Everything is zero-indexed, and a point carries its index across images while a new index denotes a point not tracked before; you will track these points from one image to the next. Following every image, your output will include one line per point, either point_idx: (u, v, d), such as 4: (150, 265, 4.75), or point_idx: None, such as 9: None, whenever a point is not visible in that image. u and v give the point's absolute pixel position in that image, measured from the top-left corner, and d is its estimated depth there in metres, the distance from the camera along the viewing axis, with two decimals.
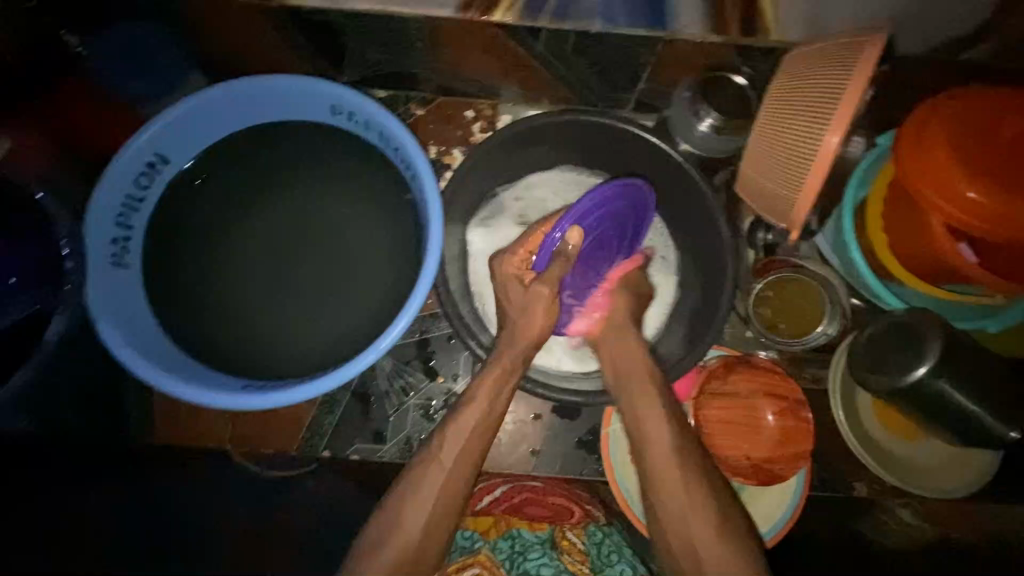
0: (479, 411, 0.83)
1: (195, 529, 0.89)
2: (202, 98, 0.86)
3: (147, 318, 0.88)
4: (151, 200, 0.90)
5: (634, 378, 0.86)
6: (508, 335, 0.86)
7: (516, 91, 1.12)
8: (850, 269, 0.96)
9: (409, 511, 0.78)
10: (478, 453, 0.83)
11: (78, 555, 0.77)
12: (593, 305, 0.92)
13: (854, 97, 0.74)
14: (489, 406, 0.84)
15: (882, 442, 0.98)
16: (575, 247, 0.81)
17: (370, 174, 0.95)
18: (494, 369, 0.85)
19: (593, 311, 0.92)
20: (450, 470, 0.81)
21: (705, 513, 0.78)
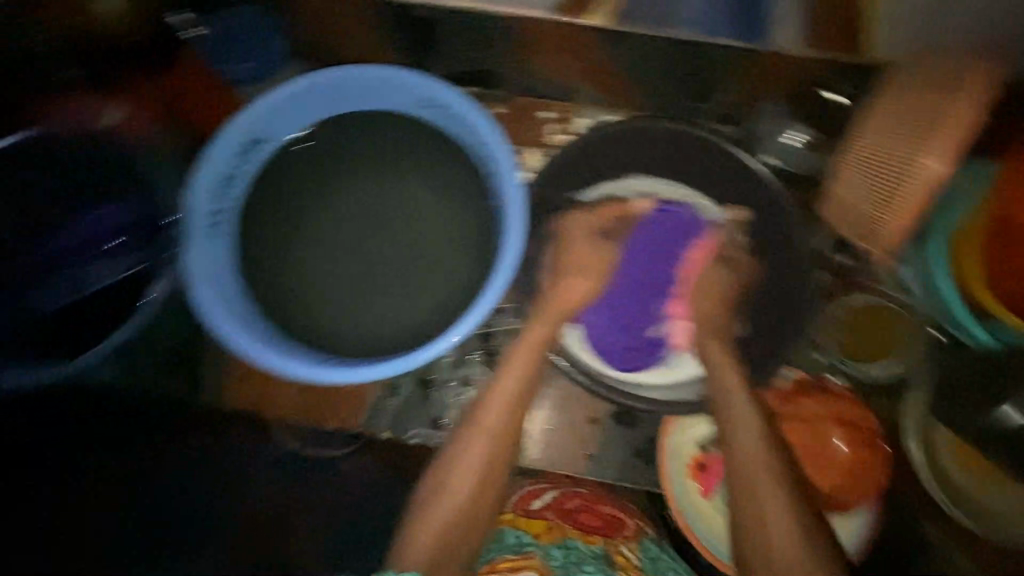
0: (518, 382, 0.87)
1: (195, 529, 0.97)
2: (303, 82, 0.89)
3: (236, 289, 0.91)
4: (247, 175, 0.94)
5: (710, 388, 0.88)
6: (556, 312, 0.91)
7: (594, 95, 1.03)
8: (934, 298, 0.91)
9: (461, 480, 0.83)
10: (517, 423, 0.87)
11: (78, 559, 0.88)
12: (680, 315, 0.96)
13: (955, 123, 0.74)
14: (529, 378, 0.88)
15: (964, 486, 0.92)
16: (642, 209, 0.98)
17: (453, 166, 0.97)
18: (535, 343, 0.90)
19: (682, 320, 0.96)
20: (498, 442, 0.85)
21: (779, 533, 0.76)
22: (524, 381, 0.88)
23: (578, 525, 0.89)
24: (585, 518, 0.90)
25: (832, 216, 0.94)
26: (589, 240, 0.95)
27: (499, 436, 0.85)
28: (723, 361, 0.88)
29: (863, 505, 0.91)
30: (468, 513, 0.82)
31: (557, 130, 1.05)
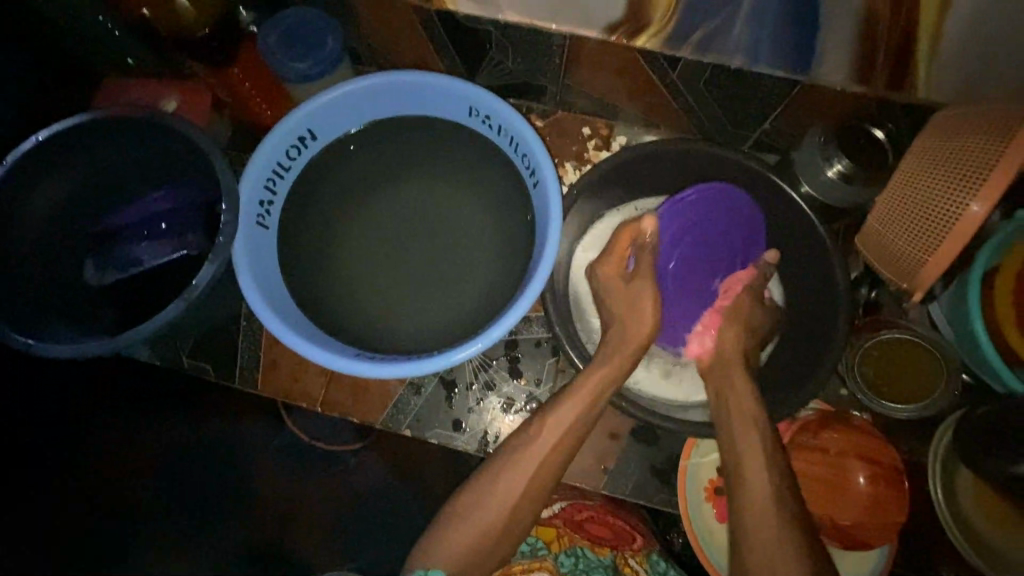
0: (573, 416, 0.86)
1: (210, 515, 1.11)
2: (359, 83, 0.93)
3: (277, 277, 0.94)
4: (295, 169, 0.97)
5: (731, 414, 0.87)
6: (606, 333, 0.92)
7: (636, 114, 1.14)
8: (966, 341, 0.92)
9: (490, 491, 0.83)
10: (565, 454, 0.86)
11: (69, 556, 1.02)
12: (707, 324, 0.97)
13: (1009, 168, 0.72)
14: (586, 413, 0.86)
15: (984, 531, 0.91)
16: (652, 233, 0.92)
17: (495, 174, 1.00)
18: (591, 380, 0.88)
19: (706, 329, 0.96)
20: (540, 466, 0.84)
21: None
22: (580, 414, 0.86)
23: (587, 535, 0.91)
24: (594, 529, 0.92)
25: (867, 252, 0.95)
26: (621, 283, 0.94)
27: (545, 462, 0.84)
28: (750, 384, 0.88)
29: (882, 543, 0.89)
30: (494, 525, 0.82)
31: (595, 146, 1.18)
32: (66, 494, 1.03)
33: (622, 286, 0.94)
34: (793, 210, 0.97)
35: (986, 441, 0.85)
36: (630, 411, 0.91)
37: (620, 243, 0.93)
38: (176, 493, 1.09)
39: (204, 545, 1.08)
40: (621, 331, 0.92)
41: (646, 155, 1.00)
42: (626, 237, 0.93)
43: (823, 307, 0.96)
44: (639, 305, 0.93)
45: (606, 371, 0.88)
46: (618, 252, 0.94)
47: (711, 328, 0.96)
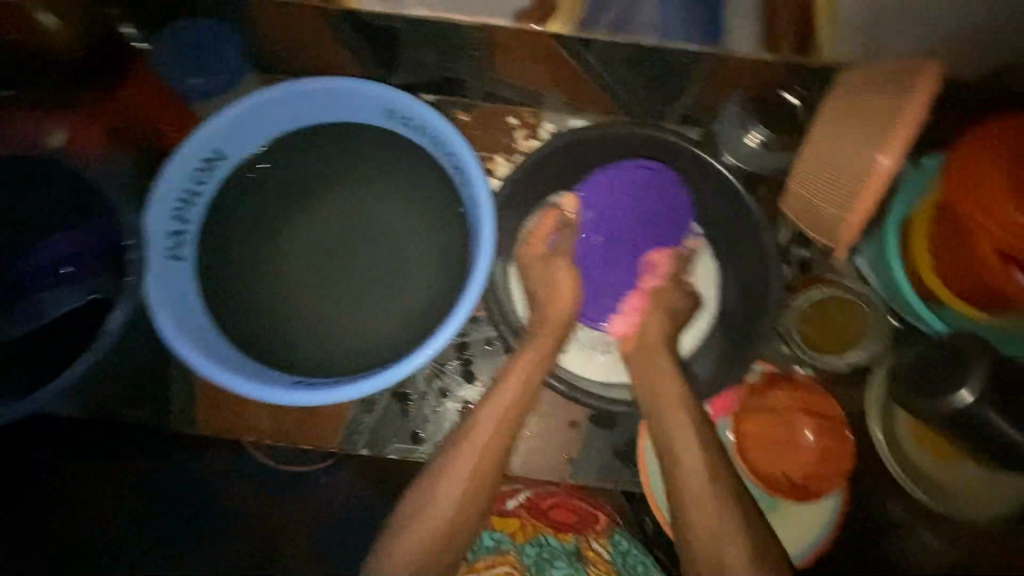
0: (508, 401, 0.87)
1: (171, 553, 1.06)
2: (262, 96, 0.87)
3: (198, 312, 0.88)
4: (207, 193, 0.92)
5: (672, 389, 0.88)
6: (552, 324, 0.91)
7: (562, 100, 1.11)
8: (890, 288, 0.98)
9: (442, 494, 0.82)
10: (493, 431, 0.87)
11: None
12: (631, 309, 0.99)
13: (911, 121, 0.76)
14: (520, 398, 0.88)
15: (917, 460, 0.98)
16: (571, 213, 1.01)
17: (422, 177, 0.96)
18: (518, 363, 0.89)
19: (631, 313, 0.99)
20: (485, 457, 0.84)
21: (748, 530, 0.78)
22: (513, 400, 0.87)
23: (551, 522, 0.91)
24: (558, 515, 0.93)
25: (792, 213, 0.98)
26: (543, 263, 0.97)
27: (485, 452, 0.85)
28: None
29: (832, 491, 0.93)
30: (449, 533, 0.81)
31: (524, 137, 1.14)
32: (67, 492, 1.01)
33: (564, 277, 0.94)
34: (720, 184, 0.99)
35: (916, 382, 0.91)
36: (587, 403, 0.95)
37: (546, 220, 0.99)
38: (168, 503, 1.03)
39: (197, 552, 1.02)
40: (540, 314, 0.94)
41: (576, 141, 0.99)
42: (550, 216, 0.99)
43: (757, 273, 0.99)
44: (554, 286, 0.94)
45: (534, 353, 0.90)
46: (543, 228, 0.99)
47: (636, 310, 0.98)
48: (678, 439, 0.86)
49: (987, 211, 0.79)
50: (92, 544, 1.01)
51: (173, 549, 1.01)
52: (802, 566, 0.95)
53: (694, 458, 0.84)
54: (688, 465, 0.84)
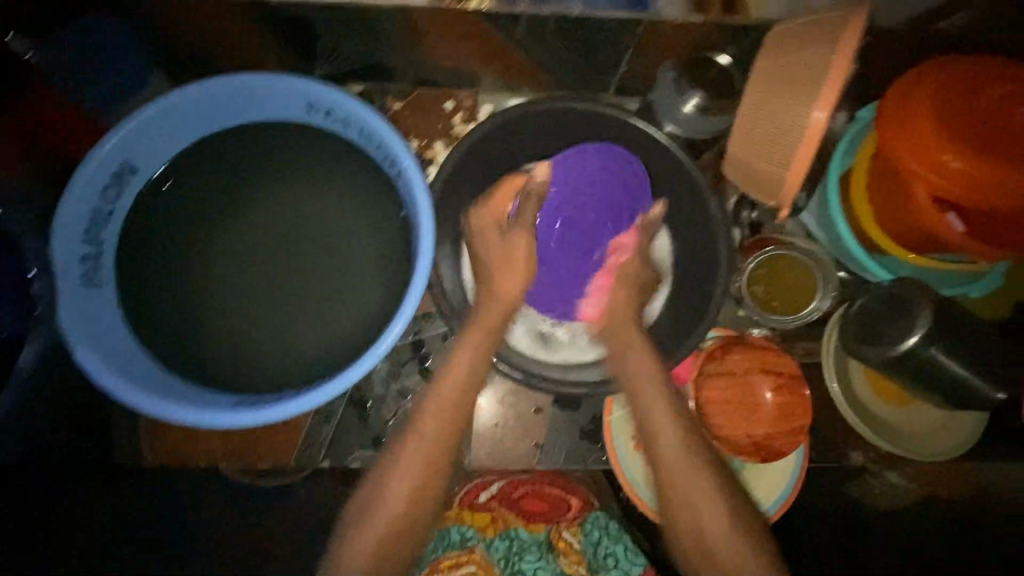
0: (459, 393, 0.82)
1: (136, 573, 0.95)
2: (167, 100, 0.81)
3: (127, 339, 0.84)
4: (120, 212, 0.85)
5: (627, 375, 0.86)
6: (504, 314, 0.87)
7: (494, 80, 1.07)
8: (837, 241, 0.99)
9: (391, 493, 0.78)
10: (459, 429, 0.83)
11: None
12: (598, 290, 0.95)
13: (840, 70, 0.73)
14: (471, 389, 0.84)
15: (874, 409, 1.00)
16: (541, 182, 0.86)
17: (354, 171, 0.91)
18: (466, 355, 0.84)
19: (598, 294, 0.94)
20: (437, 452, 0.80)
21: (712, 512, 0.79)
22: (463, 392, 0.83)
23: (522, 512, 0.91)
24: (529, 504, 0.93)
25: (735, 175, 0.97)
26: (499, 233, 0.88)
27: (436, 449, 0.80)
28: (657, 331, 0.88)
29: (794, 448, 0.94)
30: (403, 531, 0.78)
31: (461, 120, 1.10)
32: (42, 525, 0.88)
33: None
34: (662, 152, 0.97)
35: (866, 331, 0.92)
36: (541, 387, 0.91)
37: (507, 189, 0.87)
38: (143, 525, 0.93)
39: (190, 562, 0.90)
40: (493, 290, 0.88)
41: (515, 120, 0.96)
42: (513, 184, 0.87)
43: (705, 239, 0.98)
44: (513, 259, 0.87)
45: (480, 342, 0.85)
46: (502, 197, 0.88)
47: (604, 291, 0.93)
48: (651, 420, 0.84)
49: (921, 155, 0.79)
50: (93, 543, 0.88)
51: (173, 551, 0.90)
52: (775, 519, 0.97)
53: (671, 441, 0.82)
54: (663, 447, 0.83)
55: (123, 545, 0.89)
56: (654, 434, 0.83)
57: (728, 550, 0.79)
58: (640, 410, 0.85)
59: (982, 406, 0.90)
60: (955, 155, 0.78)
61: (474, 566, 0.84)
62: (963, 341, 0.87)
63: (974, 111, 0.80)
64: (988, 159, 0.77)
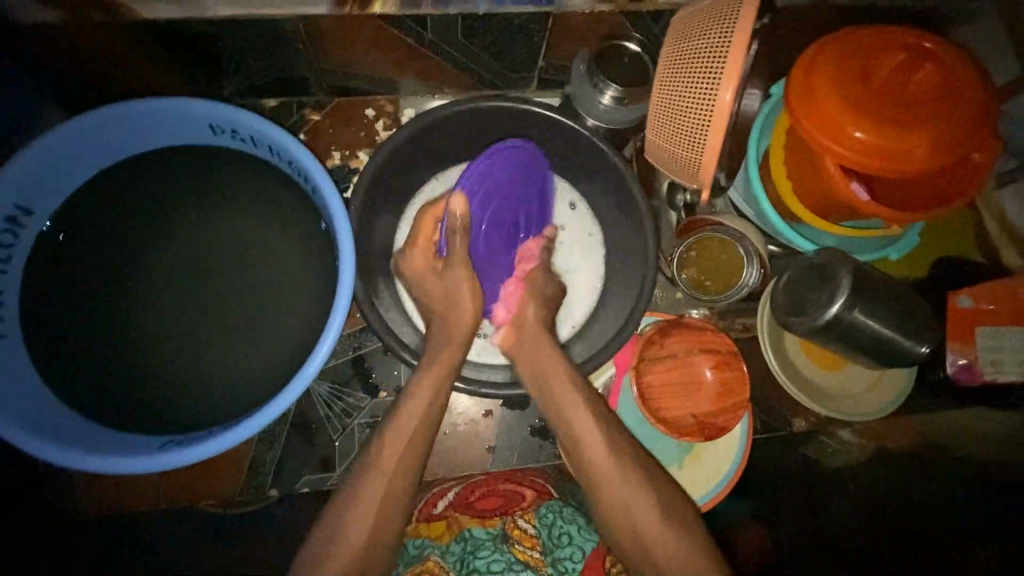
0: (420, 421, 0.82)
1: None
2: (53, 137, 0.76)
3: (43, 392, 0.80)
4: (19, 255, 0.81)
5: (552, 380, 0.86)
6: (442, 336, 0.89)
7: (414, 82, 1.06)
8: (762, 217, 1.02)
9: (352, 518, 0.75)
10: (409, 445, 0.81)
11: None
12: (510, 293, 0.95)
13: (740, 52, 0.76)
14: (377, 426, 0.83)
15: (811, 375, 1.04)
16: (461, 215, 0.89)
17: (269, 192, 0.89)
18: (425, 386, 0.84)
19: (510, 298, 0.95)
20: (398, 473, 0.78)
21: (640, 507, 0.78)
22: (422, 421, 0.82)
23: (478, 512, 0.87)
24: (485, 505, 0.89)
25: (655, 160, 0.97)
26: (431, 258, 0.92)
27: (401, 466, 0.79)
28: None
29: (737, 422, 0.96)
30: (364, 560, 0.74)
31: (384, 126, 1.09)
32: None
33: (434, 283, 0.91)
34: (583, 145, 0.97)
35: (794, 302, 0.95)
36: (485, 395, 0.90)
37: (424, 231, 0.92)
38: None
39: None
40: (441, 328, 0.90)
41: (434, 124, 0.94)
42: (427, 224, 0.92)
43: (631, 227, 0.99)
44: (460, 300, 0.90)
45: (437, 376, 0.85)
46: (424, 239, 0.93)
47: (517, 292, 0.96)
48: (571, 419, 0.84)
49: (827, 130, 0.82)
50: (94, 543, 0.95)
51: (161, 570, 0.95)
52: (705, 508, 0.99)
53: (597, 437, 0.82)
54: (587, 445, 0.82)
55: (117, 548, 0.97)
56: (578, 435, 0.83)
57: (659, 538, 0.76)
58: (560, 413, 0.85)
59: (908, 361, 0.94)
60: (858, 127, 0.80)
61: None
62: (883, 302, 0.91)
63: (872, 82, 0.82)
64: (887, 128, 0.80)
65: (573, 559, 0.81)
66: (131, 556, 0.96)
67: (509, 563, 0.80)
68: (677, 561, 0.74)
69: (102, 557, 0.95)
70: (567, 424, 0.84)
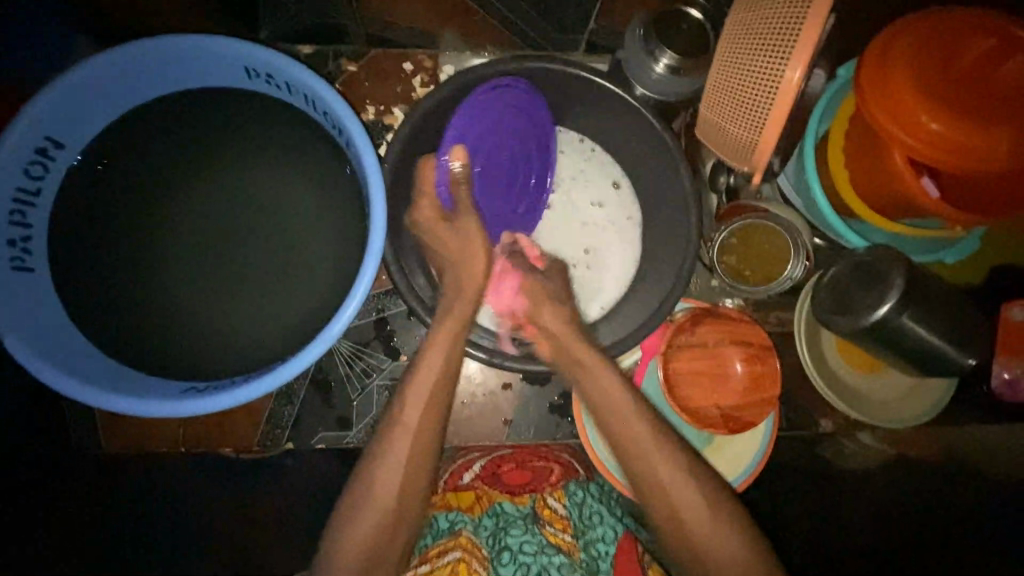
0: (431, 393, 0.81)
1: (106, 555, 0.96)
2: (85, 67, 0.74)
3: (71, 329, 0.80)
4: (48, 190, 0.80)
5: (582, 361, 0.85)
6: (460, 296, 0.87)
7: (455, 37, 1.01)
8: (811, 207, 0.96)
9: (379, 487, 0.76)
10: (444, 407, 0.81)
11: None
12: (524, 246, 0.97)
13: (816, 27, 0.69)
14: (448, 378, 0.82)
15: (843, 375, 1.01)
16: (462, 167, 0.88)
17: (304, 146, 0.87)
18: (439, 352, 0.82)
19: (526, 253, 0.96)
20: (418, 452, 0.78)
21: (681, 495, 0.77)
22: (436, 390, 0.81)
23: (505, 487, 0.85)
24: (513, 480, 0.87)
25: (706, 139, 0.91)
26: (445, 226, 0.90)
27: (417, 446, 0.78)
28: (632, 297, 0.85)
29: (764, 418, 0.94)
30: (383, 530, 0.74)
31: (421, 83, 1.02)
32: None
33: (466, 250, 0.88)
34: (632, 116, 0.92)
35: (838, 301, 0.90)
36: (505, 365, 0.87)
37: (426, 177, 0.89)
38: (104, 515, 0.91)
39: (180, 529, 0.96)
40: (453, 275, 0.89)
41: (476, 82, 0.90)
42: (428, 168, 0.89)
43: (672, 207, 0.94)
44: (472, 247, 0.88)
45: (442, 358, 0.82)
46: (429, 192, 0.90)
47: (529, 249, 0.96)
48: (624, 436, 0.81)
49: (900, 117, 0.75)
50: None
51: None
52: (740, 489, 0.97)
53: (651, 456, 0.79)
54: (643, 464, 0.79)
55: (121, 545, 0.94)
56: (619, 423, 0.81)
57: (710, 539, 0.75)
58: (612, 428, 0.82)
59: (952, 372, 0.90)
60: (935, 117, 0.74)
61: (459, 551, 0.76)
62: (935, 309, 0.86)
63: (954, 66, 0.75)
64: (967, 120, 0.73)
65: (606, 540, 0.79)
66: (133, 555, 0.94)
67: (541, 545, 0.76)
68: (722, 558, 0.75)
69: (102, 557, 0.92)
70: (596, 401, 0.83)
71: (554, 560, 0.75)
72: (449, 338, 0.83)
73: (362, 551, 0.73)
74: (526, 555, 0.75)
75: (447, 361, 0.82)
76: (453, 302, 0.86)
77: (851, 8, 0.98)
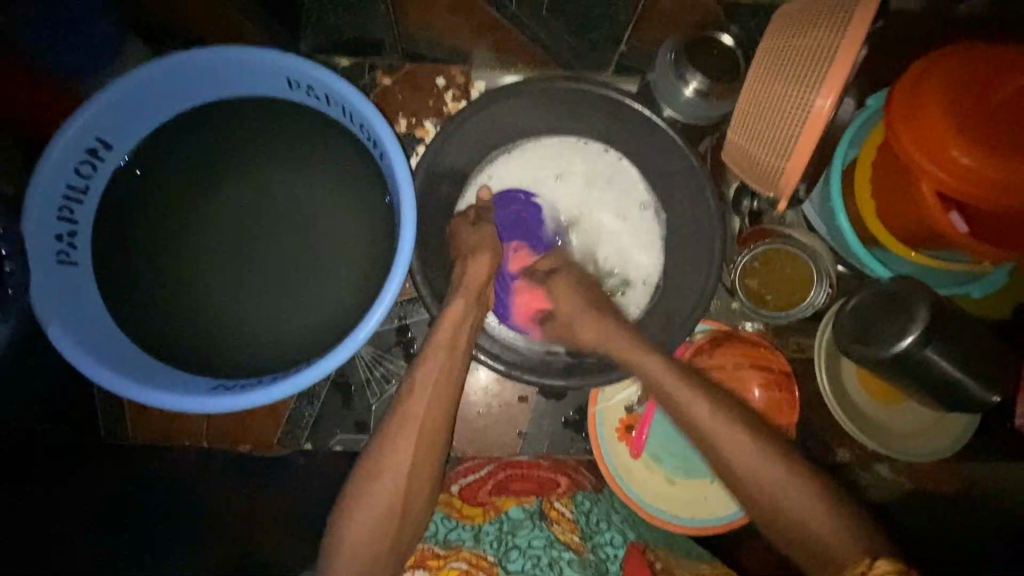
0: (434, 404, 0.79)
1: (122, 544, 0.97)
2: (138, 73, 0.77)
3: (107, 321, 0.83)
4: (96, 188, 0.84)
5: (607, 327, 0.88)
6: (465, 299, 0.85)
7: (490, 54, 1.05)
8: (836, 234, 0.97)
9: (389, 491, 0.74)
10: (447, 415, 0.80)
11: None
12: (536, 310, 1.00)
13: (848, 57, 0.69)
14: (448, 385, 0.80)
15: (864, 405, 1.01)
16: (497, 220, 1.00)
17: (339, 155, 0.90)
18: (437, 362, 0.81)
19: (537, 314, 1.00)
20: (427, 445, 0.77)
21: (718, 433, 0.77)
22: (439, 398, 0.79)
23: (511, 493, 0.86)
24: (520, 486, 0.88)
25: (734, 164, 0.92)
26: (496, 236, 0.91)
27: (423, 438, 0.77)
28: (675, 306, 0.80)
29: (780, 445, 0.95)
30: (393, 534, 0.74)
31: (454, 97, 1.05)
32: None
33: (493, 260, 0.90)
34: (659, 137, 0.93)
35: (861, 329, 0.89)
36: (524, 378, 0.88)
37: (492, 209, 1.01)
38: None
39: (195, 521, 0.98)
40: (463, 288, 0.87)
41: (503, 100, 0.91)
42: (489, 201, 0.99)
43: (696, 227, 0.95)
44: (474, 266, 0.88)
45: (444, 359, 0.81)
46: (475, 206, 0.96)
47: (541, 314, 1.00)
48: (666, 388, 0.81)
49: (929, 149, 0.75)
50: None
51: None
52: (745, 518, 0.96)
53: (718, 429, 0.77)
54: (699, 416, 0.78)
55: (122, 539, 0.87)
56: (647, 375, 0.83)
57: (766, 482, 0.74)
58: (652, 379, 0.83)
59: (975, 408, 0.89)
60: (965, 150, 0.74)
61: (465, 563, 0.73)
62: (959, 342, 0.85)
63: (988, 101, 0.75)
64: (998, 155, 0.73)
65: (614, 544, 0.80)
66: None
67: (551, 540, 0.77)
68: (773, 491, 0.73)
69: None
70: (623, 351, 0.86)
71: (563, 555, 0.75)
72: (451, 344, 0.82)
73: (363, 560, 0.72)
74: (536, 548, 0.76)
75: (445, 371, 0.81)
76: (457, 306, 0.85)
77: (885, 38, 0.98)
